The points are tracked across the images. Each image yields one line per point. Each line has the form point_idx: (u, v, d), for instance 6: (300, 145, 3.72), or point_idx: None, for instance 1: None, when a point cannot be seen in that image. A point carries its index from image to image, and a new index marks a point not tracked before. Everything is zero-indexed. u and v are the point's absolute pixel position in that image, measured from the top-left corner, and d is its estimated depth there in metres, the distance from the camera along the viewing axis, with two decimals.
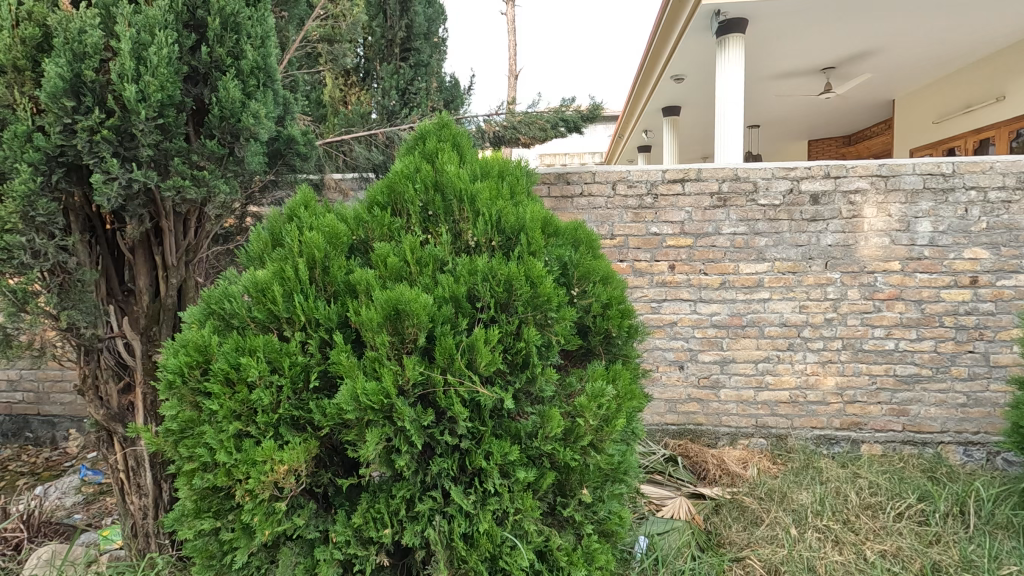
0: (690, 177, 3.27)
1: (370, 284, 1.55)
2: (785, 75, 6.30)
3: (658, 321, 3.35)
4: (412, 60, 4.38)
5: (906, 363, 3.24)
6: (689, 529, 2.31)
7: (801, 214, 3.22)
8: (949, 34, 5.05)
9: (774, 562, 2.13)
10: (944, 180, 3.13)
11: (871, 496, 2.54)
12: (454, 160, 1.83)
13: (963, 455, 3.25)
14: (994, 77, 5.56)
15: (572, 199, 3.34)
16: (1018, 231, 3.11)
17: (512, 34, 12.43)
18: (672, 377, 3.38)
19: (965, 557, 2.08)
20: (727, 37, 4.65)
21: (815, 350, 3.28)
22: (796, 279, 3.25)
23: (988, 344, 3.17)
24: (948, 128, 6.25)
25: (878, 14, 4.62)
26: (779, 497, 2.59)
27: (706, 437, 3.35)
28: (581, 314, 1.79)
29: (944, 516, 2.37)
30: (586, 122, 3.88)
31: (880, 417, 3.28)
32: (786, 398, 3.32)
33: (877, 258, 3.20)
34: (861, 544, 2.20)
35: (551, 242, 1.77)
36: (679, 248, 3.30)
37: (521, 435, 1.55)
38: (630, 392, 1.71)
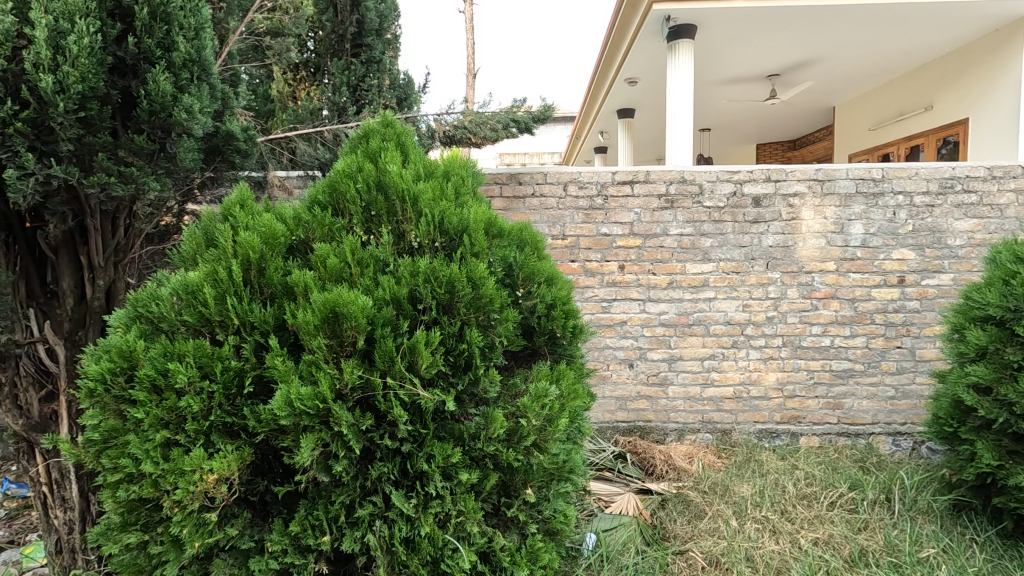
0: (639, 179, 3.33)
1: (308, 285, 1.51)
2: (733, 81, 6.52)
3: (608, 321, 3.41)
4: (364, 57, 4.25)
5: (841, 358, 3.40)
6: (635, 525, 2.36)
7: (744, 216, 3.33)
8: (883, 46, 5.32)
9: (714, 553, 2.20)
10: (875, 184, 3.30)
11: (807, 486, 2.66)
12: (398, 160, 1.80)
13: (892, 444, 3.43)
14: (924, 88, 5.91)
15: (524, 199, 3.35)
16: (940, 233, 3.31)
17: (470, 33, 12.41)
18: (623, 374, 3.44)
19: (889, 542, 2.20)
20: (677, 42, 4.76)
21: (758, 348, 3.41)
22: (739, 279, 3.37)
23: (915, 340, 3.36)
24: (884, 135, 6.59)
25: (817, 25, 4.83)
26: (722, 490, 2.69)
27: (655, 433, 3.43)
28: (526, 314, 1.80)
29: (872, 503, 2.51)
30: (537, 123, 3.91)
31: (817, 411, 3.43)
32: (731, 393, 3.43)
33: (814, 258, 3.35)
34: (796, 533, 2.30)
35: (496, 244, 1.77)
36: (629, 249, 3.36)
37: (465, 436, 1.55)
38: (574, 391, 1.73)
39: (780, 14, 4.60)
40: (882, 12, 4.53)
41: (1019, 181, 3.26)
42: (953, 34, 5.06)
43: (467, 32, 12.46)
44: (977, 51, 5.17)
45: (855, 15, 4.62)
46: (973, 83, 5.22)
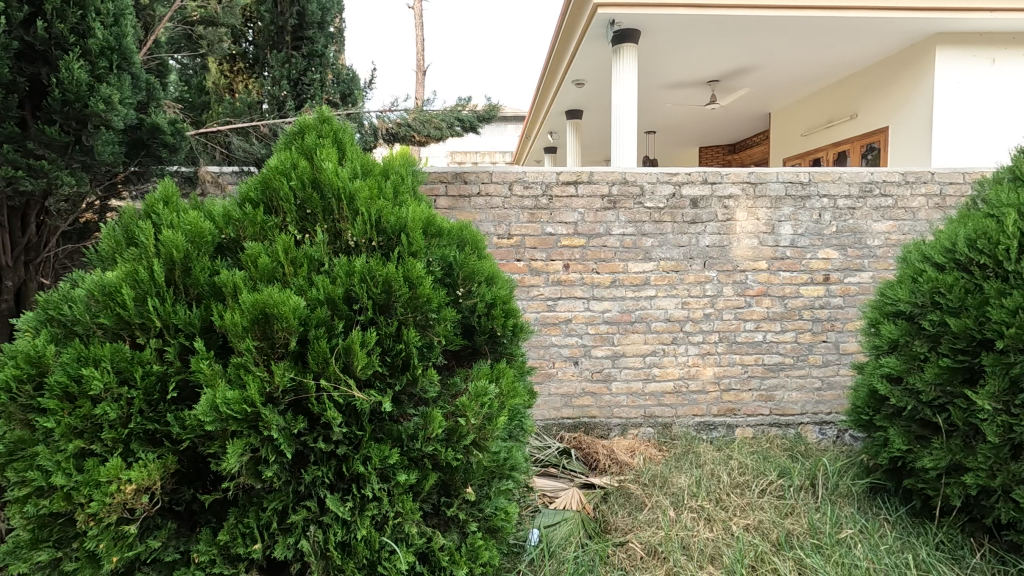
0: (582, 180, 3.39)
1: (238, 286, 1.47)
2: (675, 86, 6.73)
3: (553, 319, 3.46)
4: (305, 50, 4.05)
5: (772, 353, 3.57)
6: (578, 519, 2.40)
7: (682, 217, 3.45)
8: (813, 56, 5.62)
9: (652, 544, 2.28)
10: (802, 188, 3.48)
11: (739, 475, 2.79)
12: (333, 157, 1.76)
13: (819, 433, 3.64)
14: (850, 97, 6.27)
15: (469, 198, 3.35)
16: (861, 234, 3.53)
17: (420, 29, 12.28)
18: (568, 372, 3.50)
19: (812, 524, 2.32)
20: (621, 46, 4.86)
21: (696, 344, 3.54)
22: (678, 278, 3.49)
23: (838, 335, 3.57)
24: (814, 141, 6.96)
25: (753, 34, 5.05)
26: (661, 481, 2.78)
27: (599, 429, 3.52)
28: (466, 314, 1.81)
29: (798, 489, 2.65)
30: (482, 122, 3.90)
31: (751, 403, 3.59)
32: (671, 388, 3.55)
33: (748, 257, 3.50)
34: (729, 520, 2.41)
35: (435, 243, 1.76)
36: (573, 248, 3.42)
37: (403, 437, 1.54)
38: (513, 390, 1.75)
39: (718, 22, 4.79)
40: (810, 24, 4.79)
41: (928, 186, 3.52)
42: (875, 48, 5.40)
43: (416, 28, 12.35)
44: (896, 64, 5.53)
45: (786, 27, 4.87)
46: (892, 93, 5.59)
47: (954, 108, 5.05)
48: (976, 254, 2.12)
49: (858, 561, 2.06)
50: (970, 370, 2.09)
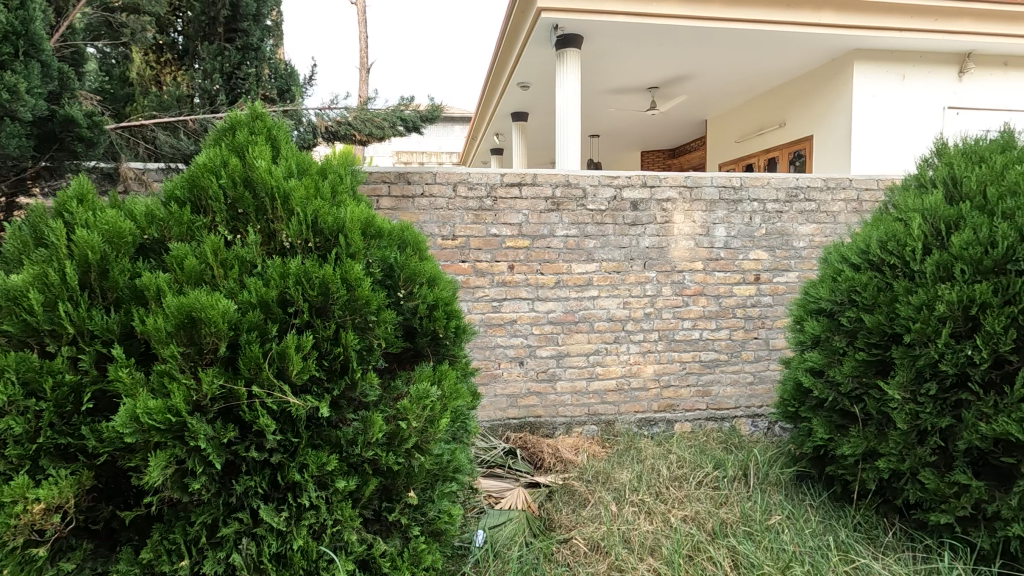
0: (526, 182, 3.42)
1: (162, 289, 1.39)
2: (618, 91, 6.91)
3: (499, 320, 3.47)
4: (240, 43, 3.93)
5: (708, 350, 3.73)
6: (523, 519, 2.42)
7: (623, 219, 3.54)
8: (745, 67, 5.90)
9: (595, 539, 2.33)
10: (734, 192, 3.65)
11: (678, 469, 2.90)
12: (267, 155, 1.70)
13: (751, 425, 3.82)
14: (779, 107, 6.63)
15: (413, 199, 3.31)
16: (788, 236, 3.74)
17: (364, 26, 12.04)
18: (513, 372, 3.51)
19: (744, 513, 2.43)
20: (564, 50, 4.94)
21: (637, 342, 3.64)
22: (620, 278, 3.58)
23: (768, 331, 3.77)
24: (746, 147, 7.31)
25: (689, 43, 5.25)
26: (603, 477, 2.85)
27: (544, 428, 3.56)
28: (407, 315, 1.79)
29: (731, 479, 2.78)
30: (425, 122, 3.87)
31: (689, 399, 3.73)
32: (614, 386, 3.63)
33: (685, 258, 3.64)
34: (668, 512, 2.49)
35: (375, 245, 1.73)
36: (518, 249, 3.45)
37: (342, 442, 1.50)
38: (456, 391, 1.74)
39: (657, 31, 4.95)
40: (741, 36, 5.04)
41: (847, 192, 3.78)
42: (800, 61, 5.73)
43: (359, 26, 12.11)
44: (819, 77, 5.90)
45: (719, 38, 5.10)
46: (816, 104, 5.95)
47: (870, 119, 5.44)
48: (887, 255, 2.28)
49: (785, 544, 2.18)
50: (882, 363, 2.24)
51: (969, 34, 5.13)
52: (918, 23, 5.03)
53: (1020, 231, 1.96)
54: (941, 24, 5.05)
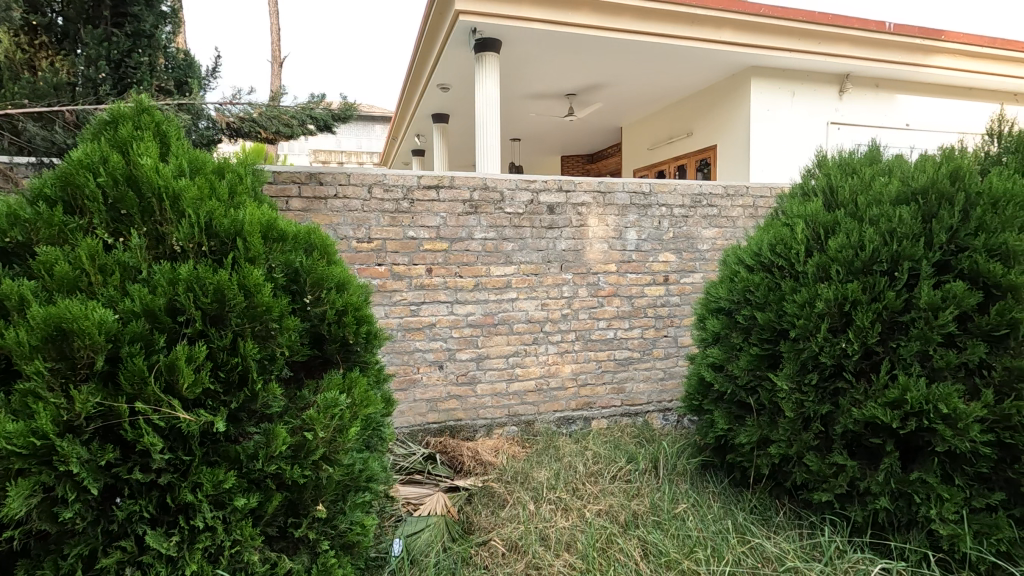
0: (444, 184, 3.39)
1: (26, 297, 1.27)
2: (536, 96, 7.04)
3: (417, 324, 3.42)
4: (129, 29, 3.60)
5: (622, 348, 3.88)
6: (442, 523, 2.40)
7: (540, 222, 3.61)
8: (655, 78, 6.20)
9: (513, 539, 2.36)
10: (645, 197, 3.83)
11: (594, 465, 3.00)
12: (154, 152, 1.58)
13: (662, 419, 4.02)
14: (686, 117, 7.02)
15: (325, 200, 3.19)
16: (693, 239, 3.97)
17: (275, 17, 11.50)
18: (433, 376, 3.49)
19: (653, 504, 2.55)
20: (482, 54, 4.96)
21: (555, 343, 3.72)
22: (538, 280, 3.65)
23: (677, 329, 3.99)
24: (658, 155, 7.69)
25: (603, 53, 5.44)
26: (522, 477, 2.89)
27: (465, 431, 3.55)
28: (315, 322, 1.72)
29: (642, 472, 2.91)
30: (337, 121, 3.74)
31: (605, 396, 3.86)
32: (533, 386, 3.69)
33: (599, 260, 3.77)
34: (584, 507, 2.57)
35: (279, 248, 1.65)
36: (436, 252, 3.42)
37: (242, 458, 1.42)
38: (367, 398, 1.70)
39: (572, 40, 5.09)
40: (650, 49, 5.30)
41: (745, 198, 4.07)
42: (704, 75, 6.11)
43: (272, 18, 11.57)
44: (721, 91, 6.32)
45: (630, 50, 5.34)
46: (718, 116, 6.37)
47: (765, 132, 5.89)
48: (776, 257, 2.48)
49: (690, 531, 2.30)
50: (773, 357, 2.43)
51: (847, 57, 5.69)
52: (805, 45, 5.51)
53: (884, 235, 2.18)
54: (824, 47, 5.57)
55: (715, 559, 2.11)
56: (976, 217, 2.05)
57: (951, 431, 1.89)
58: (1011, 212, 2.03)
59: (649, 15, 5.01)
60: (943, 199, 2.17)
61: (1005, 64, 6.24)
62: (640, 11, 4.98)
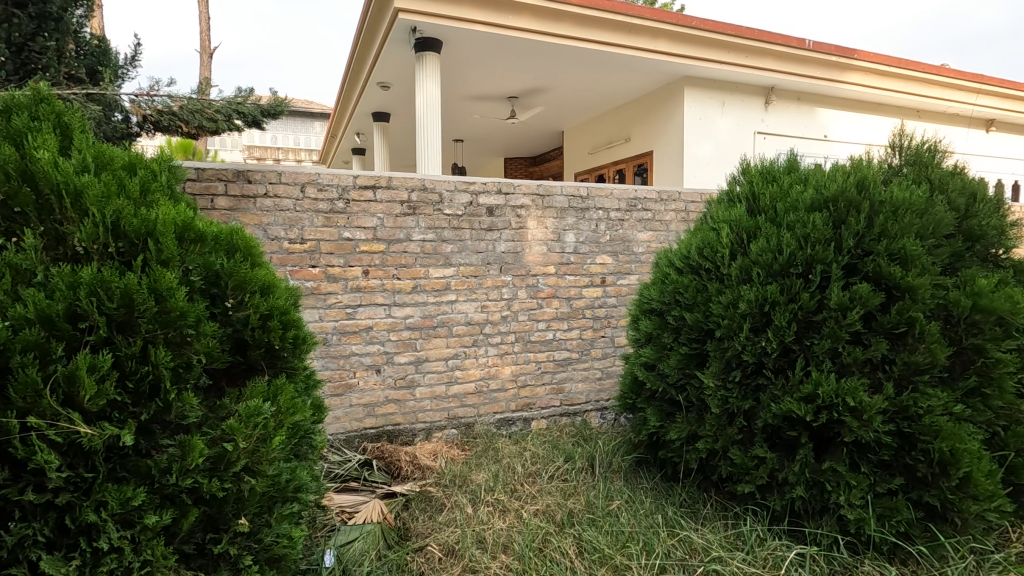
0: (381, 185, 3.32)
1: None
2: (478, 98, 7.04)
3: (354, 327, 3.34)
4: (35, 9, 3.30)
5: (561, 349, 3.94)
6: (378, 531, 2.36)
7: (479, 224, 3.61)
8: (595, 84, 6.34)
9: (450, 543, 2.34)
10: (582, 201, 3.90)
11: (532, 465, 3.03)
12: (53, 146, 1.47)
13: (600, 417, 4.11)
14: (624, 123, 7.22)
15: (254, 199, 3.06)
16: (629, 242, 4.08)
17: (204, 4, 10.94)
18: (370, 381, 3.41)
19: (589, 502, 2.61)
20: (423, 54, 4.91)
21: (495, 345, 3.73)
22: (477, 282, 3.64)
23: (614, 330, 4.09)
24: (598, 159, 7.87)
25: (544, 57, 5.50)
26: (460, 480, 2.88)
27: (403, 436, 3.50)
28: (237, 327, 1.64)
29: (578, 471, 2.98)
30: (265, 116, 3.95)
31: (544, 397, 3.91)
32: (473, 388, 3.69)
33: (538, 263, 3.81)
34: (521, 508, 2.59)
35: (196, 250, 1.56)
36: (373, 254, 3.35)
37: (154, 472, 1.33)
38: (294, 406, 1.64)
39: (513, 43, 5.13)
40: (589, 56, 5.42)
41: (677, 203, 4.22)
42: (641, 83, 6.31)
43: (201, 5, 11.00)
44: (657, 99, 6.54)
45: (570, 55, 5.43)
46: (654, 123, 6.59)
47: (696, 139, 6.16)
48: (703, 260, 2.60)
49: (623, 526, 2.36)
50: (700, 356, 2.53)
51: (772, 71, 6.03)
52: (734, 58, 5.79)
53: (799, 240, 2.32)
54: (751, 60, 5.87)
55: (646, 553, 2.17)
56: (879, 224, 2.22)
57: (857, 422, 2.04)
58: (908, 220, 2.21)
59: (588, 22, 5.12)
60: (850, 206, 2.33)
61: (910, 83, 6.79)
62: (579, 18, 5.07)
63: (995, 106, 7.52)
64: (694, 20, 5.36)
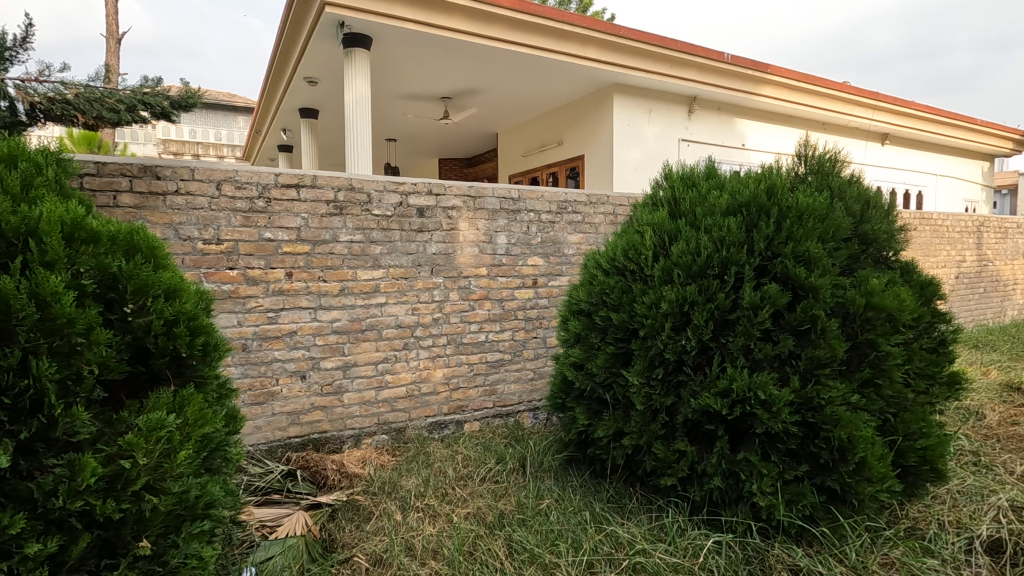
0: (305, 184, 3.20)
1: None
2: (411, 97, 6.93)
3: (276, 332, 3.19)
4: None
5: (494, 350, 3.94)
6: (301, 544, 2.26)
7: (409, 225, 3.55)
8: (527, 87, 6.40)
9: (378, 552, 2.28)
10: (513, 203, 3.92)
11: (463, 468, 3.02)
12: None
13: (533, 417, 4.15)
14: (556, 127, 7.35)
15: (164, 197, 2.85)
16: (560, 244, 4.15)
17: None
18: (294, 388, 3.27)
19: (519, 502, 2.62)
20: (352, 50, 4.77)
21: (426, 348, 3.69)
22: (408, 284, 3.58)
23: (546, 331, 4.14)
24: (532, 161, 7.96)
25: (477, 58, 5.50)
26: (390, 487, 2.82)
27: (330, 444, 3.39)
28: (138, 334, 1.52)
29: (510, 472, 2.99)
30: (176, 108, 4.17)
31: (477, 399, 3.90)
32: (404, 393, 3.62)
33: (470, 264, 3.79)
34: (452, 512, 2.57)
35: (87, 251, 1.43)
36: (296, 255, 3.21)
37: (36, 496, 1.22)
38: (203, 417, 1.54)
39: (445, 43, 5.09)
40: (521, 59, 5.46)
41: (605, 207, 4.34)
42: (572, 88, 6.44)
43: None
44: (587, 104, 6.70)
45: (503, 58, 5.46)
46: (585, 127, 6.75)
47: (625, 145, 6.36)
48: (628, 262, 2.68)
49: (552, 525, 2.39)
50: (625, 354, 2.61)
51: (694, 81, 6.33)
52: (660, 67, 6.02)
53: (716, 243, 2.45)
54: (676, 70, 6.14)
55: (573, 550, 2.21)
56: (786, 228, 2.37)
57: (767, 414, 2.17)
58: (811, 225, 2.38)
59: (520, 26, 5.17)
60: (761, 211, 2.48)
61: (817, 98, 7.33)
62: (511, 22, 5.11)
63: (890, 122, 8.25)
64: (622, 30, 5.53)
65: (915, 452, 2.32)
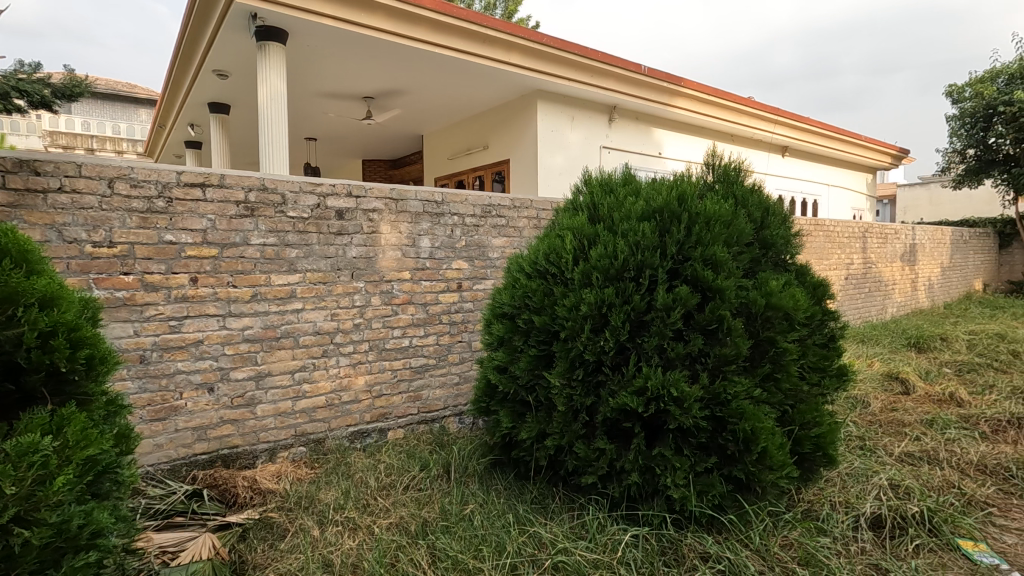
0: (212, 183, 3.00)
1: None
2: (331, 95, 6.70)
3: (179, 342, 2.96)
4: None
5: (418, 355, 3.89)
6: (207, 569, 2.11)
7: (327, 228, 3.42)
8: (452, 90, 6.37)
9: (292, 571, 2.18)
10: (437, 206, 3.88)
11: (386, 477, 2.95)
12: None
13: (459, 421, 4.13)
14: (481, 131, 7.36)
15: (44, 194, 2.57)
16: (484, 248, 4.16)
17: None
18: (200, 402, 3.05)
19: (443, 509, 2.58)
20: (266, 43, 4.54)
21: (347, 354, 3.57)
22: (327, 289, 3.45)
23: (471, 334, 4.14)
24: (458, 165, 7.93)
25: (399, 59, 5.40)
26: (307, 501, 2.70)
27: (241, 459, 3.20)
28: (7, 349, 1.36)
29: (434, 478, 2.95)
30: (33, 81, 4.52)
31: (401, 405, 3.82)
32: (323, 402, 3.48)
33: (392, 268, 3.72)
34: (374, 523, 2.49)
35: None
36: (202, 259, 3.00)
37: None
38: (86, 438, 1.39)
39: (367, 41, 4.96)
40: (445, 61, 5.43)
41: (529, 211, 4.40)
42: (496, 92, 6.48)
43: None
44: (512, 109, 6.76)
45: (427, 59, 5.40)
46: (510, 132, 6.81)
47: (548, 150, 6.49)
48: (549, 265, 2.72)
49: (476, 530, 2.38)
50: (547, 356, 2.65)
51: (614, 91, 6.56)
52: (582, 76, 6.19)
53: (632, 247, 2.54)
54: (596, 79, 6.33)
55: (497, 553, 2.21)
56: (695, 233, 2.50)
57: (680, 411, 2.27)
58: (717, 230, 2.52)
59: (444, 28, 5.14)
60: (673, 217, 2.60)
61: (726, 111, 7.83)
62: (435, 24, 5.07)
63: (788, 135, 8.96)
64: (545, 37, 5.63)
65: (810, 439, 2.53)
